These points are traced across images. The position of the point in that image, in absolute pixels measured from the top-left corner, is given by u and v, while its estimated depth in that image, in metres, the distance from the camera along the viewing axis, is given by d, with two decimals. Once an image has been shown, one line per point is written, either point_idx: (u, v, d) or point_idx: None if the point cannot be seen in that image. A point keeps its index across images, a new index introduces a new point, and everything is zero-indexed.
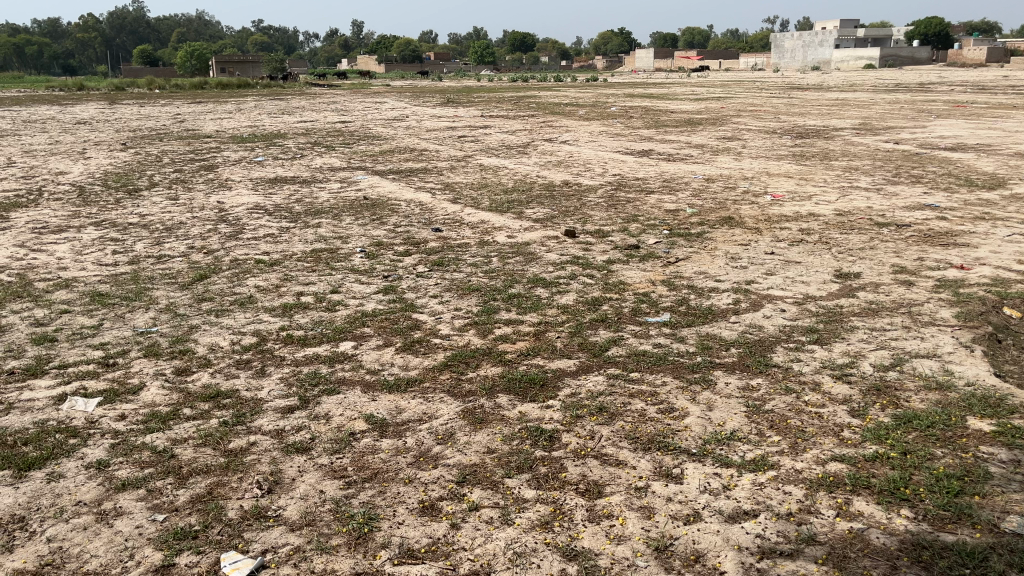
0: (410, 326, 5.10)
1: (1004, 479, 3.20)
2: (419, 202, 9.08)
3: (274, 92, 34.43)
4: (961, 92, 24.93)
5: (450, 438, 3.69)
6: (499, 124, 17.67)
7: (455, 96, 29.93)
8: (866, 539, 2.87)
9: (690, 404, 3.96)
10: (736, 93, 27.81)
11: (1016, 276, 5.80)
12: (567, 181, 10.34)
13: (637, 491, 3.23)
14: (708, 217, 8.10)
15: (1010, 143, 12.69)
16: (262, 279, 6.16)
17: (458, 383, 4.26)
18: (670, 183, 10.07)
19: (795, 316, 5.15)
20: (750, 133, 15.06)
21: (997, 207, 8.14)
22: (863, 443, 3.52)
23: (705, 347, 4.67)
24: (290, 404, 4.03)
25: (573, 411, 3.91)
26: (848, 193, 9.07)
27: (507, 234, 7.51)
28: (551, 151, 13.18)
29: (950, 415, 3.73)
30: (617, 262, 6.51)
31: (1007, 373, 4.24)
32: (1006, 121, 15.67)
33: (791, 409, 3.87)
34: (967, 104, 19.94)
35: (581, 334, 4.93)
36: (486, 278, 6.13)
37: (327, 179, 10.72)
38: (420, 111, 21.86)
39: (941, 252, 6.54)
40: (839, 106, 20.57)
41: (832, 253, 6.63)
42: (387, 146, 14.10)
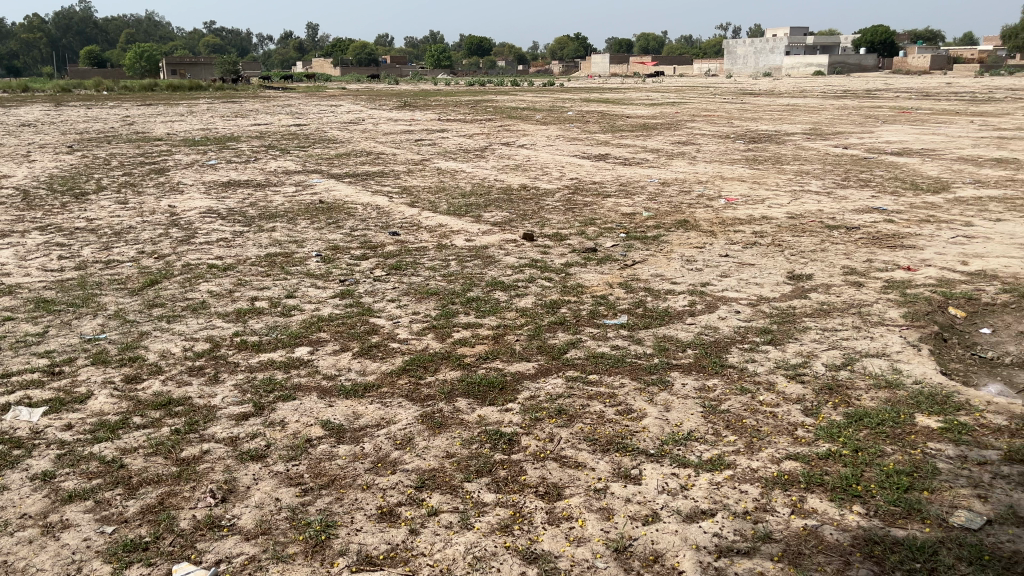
0: (368, 330, 5.06)
1: (951, 474, 3.28)
2: (376, 206, 9.02)
3: (227, 94, 33.99)
4: (906, 98, 25.62)
5: (409, 443, 3.66)
6: (456, 128, 17.66)
7: (411, 99, 29.89)
8: (820, 536, 2.92)
9: (647, 405, 3.99)
10: (691, 98, 28.21)
11: (960, 277, 5.96)
12: (525, 184, 10.37)
13: (595, 493, 3.24)
14: (664, 220, 8.19)
15: (954, 147, 13.07)
16: (215, 284, 6.05)
17: (416, 387, 4.24)
18: (627, 186, 10.16)
19: (749, 317, 5.23)
20: (704, 137, 15.29)
21: (941, 210, 8.38)
22: (816, 441, 3.59)
23: (662, 349, 4.72)
24: (245, 411, 3.96)
25: (532, 414, 3.91)
26: (799, 197, 9.25)
27: (464, 237, 7.50)
28: (509, 155, 13.21)
29: (899, 412, 3.82)
30: (575, 265, 6.54)
31: (952, 371, 4.37)
32: (949, 126, 16.16)
33: (747, 409, 3.93)
34: (912, 110, 20.49)
35: (540, 337, 4.94)
36: (444, 281, 6.10)
37: (282, 183, 10.59)
38: (377, 115, 21.75)
39: (889, 253, 6.71)
40: (790, 112, 21.03)
41: (785, 255, 6.75)
42: (343, 150, 13.98)
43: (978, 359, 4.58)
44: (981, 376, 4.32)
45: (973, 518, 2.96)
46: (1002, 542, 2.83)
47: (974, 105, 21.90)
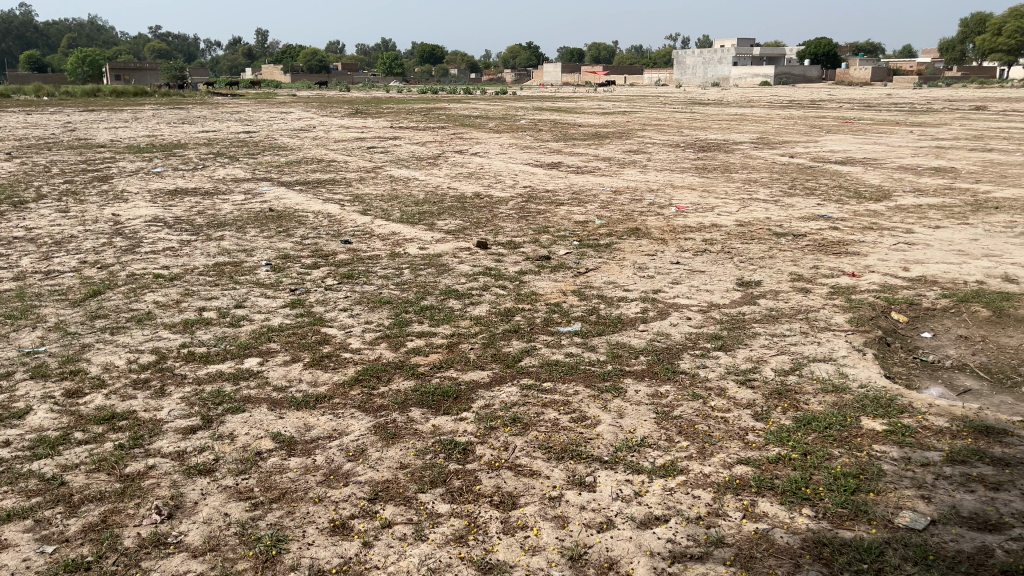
0: (319, 340, 4.99)
1: (896, 476, 3.36)
2: (327, 214, 8.93)
3: (173, 100, 33.37)
4: (850, 109, 26.38)
5: (361, 454, 3.62)
6: (408, 136, 17.58)
7: (362, 106, 29.76)
8: (771, 539, 2.96)
9: (601, 412, 4.01)
10: (642, 108, 28.58)
11: (902, 283, 6.13)
12: (478, 193, 10.36)
13: (550, 501, 3.24)
14: (616, 228, 8.27)
15: (895, 157, 13.45)
16: (161, 294, 5.91)
17: (369, 398, 4.19)
18: (580, 194, 10.23)
19: (700, 323, 5.29)
20: (655, 146, 15.49)
21: (883, 217, 8.62)
22: (767, 446, 3.64)
23: (615, 355, 4.75)
24: (192, 425, 3.87)
25: (487, 422, 3.90)
26: (747, 205, 9.42)
27: (418, 245, 7.47)
28: (462, 162, 13.20)
29: (845, 415, 3.91)
30: (528, 273, 6.56)
31: (896, 375, 4.49)
32: (890, 136, 16.64)
33: (699, 414, 3.97)
34: (855, 120, 21.04)
35: (494, 345, 4.93)
36: (397, 290, 6.06)
37: (230, 191, 10.40)
38: (328, 122, 21.54)
39: (834, 260, 6.86)
40: (738, 122, 21.42)
41: (734, 262, 6.86)
42: (293, 157, 13.81)
43: (920, 362, 4.71)
44: (923, 379, 4.45)
45: (917, 519, 3.03)
46: (945, 542, 2.90)
47: (913, 116, 22.60)
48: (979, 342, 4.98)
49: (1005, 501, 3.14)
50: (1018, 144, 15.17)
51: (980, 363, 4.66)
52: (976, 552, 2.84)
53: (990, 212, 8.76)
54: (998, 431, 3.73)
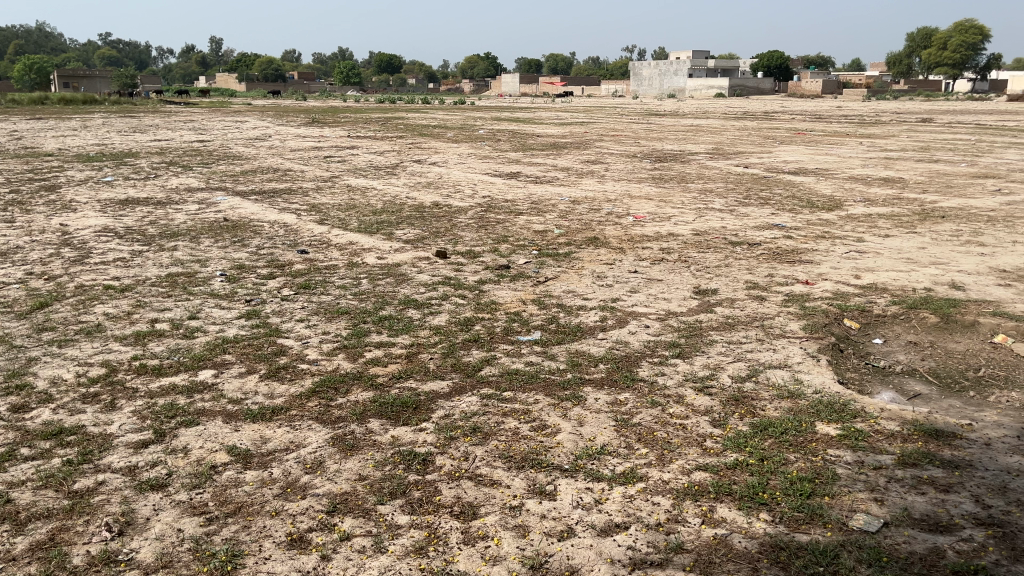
0: (276, 352, 4.92)
1: (850, 479, 3.42)
2: (284, 224, 8.82)
3: (123, 108, 32.86)
4: (801, 121, 26.96)
5: (319, 467, 3.57)
6: (366, 145, 17.48)
7: (319, 115, 29.52)
8: (729, 544, 2.99)
9: (561, 420, 4.02)
10: (600, 119, 28.86)
11: (854, 290, 6.27)
12: (437, 202, 10.34)
13: (511, 511, 3.23)
14: (575, 237, 8.32)
15: (845, 167, 13.77)
16: (111, 306, 5.77)
17: (327, 409, 4.14)
18: (539, 204, 10.27)
19: (658, 331, 5.34)
20: (612, 156, 15.63)
21: (835, 226, 8.80)
22: (724, 451, 3.68)
23: (575, 364, 4.77)
24: (144, 439, 3.78)
25: (446, 433, 3.88)
26: (703, 214, 9.55)
27: (376, 255, 7.41)
28: (421, 172, 13.16)
29: (801, 421, 3.97)
30: (488, 282, 6.55)
31: (849, 381, 4.58)
32: (840, 147, 17.03)
33: (657, 422, 4.00)
34: (807, 132, 21.48)
35: (453, 355, 4.91)
36: (355, 300, 6.01)
37: (184, 200, 10.22)
38: (284, 131, 21.32)
39: (788, 268, 6.98)
40: (693, 133, 21.73)
41: (691, 271, 6.94)
42: (249, 166, 13.63)
43: (872, 368, 4.82)
44: (875, 385, 4.55)
45: (871, 521, 3.09)
46: (898, 543, 2.96)
47: (863, 127, 23.18)
48: (928, 348, 5.10)
49: (955, 503, 3.21)
50: (963, 154, 15.64)
51: (928, 368, 4.78)
52: (927, 553, 2.90)
53: (937, 221, 9.01)
54: (947, 434, 3.83)
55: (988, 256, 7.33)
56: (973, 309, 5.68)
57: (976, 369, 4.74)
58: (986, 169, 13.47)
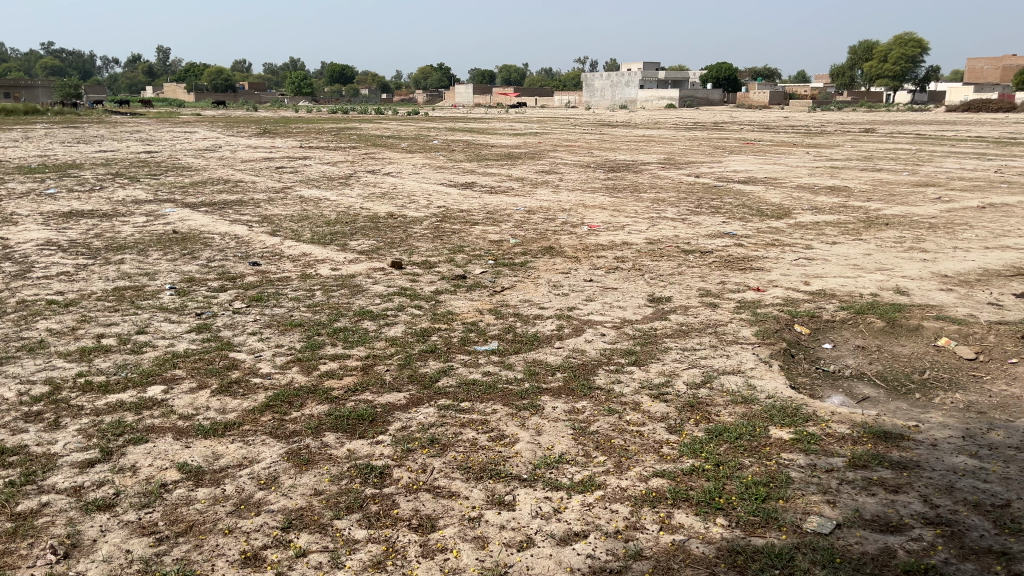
0: (227, 366, 4.82)
1: (803, 482, 3.48)
2: (235, 235, 8.68)
3: (67, 118, 32.20)
4: (750, 131, 27.42)
5: (274, 482, 3.50)
6: (319, 156, 17.30)
7: (271, 125, 29.21)
8: (687, 550, 3.01)
9: (519, 430, 4.01)
10: (554, 129, 28.99)
11: (804, 296, 6.40)
12: (391, 212, 10.27)
13: (470, 522, 3.21)
14: (530, 247, 8.33)
15: (793, 176, 14.06)
16: (55, 321, 5.60)
17: (281, 424, 4.07)
18: (494, 214, 10.27)
19: (614, 339, 5.38)
20: (566, 166, 15.71)
21: (784, 234, 8.98)
22: (681, 457, 3.72)
23: (532, 373, 4.77)
24: (91, 457, 3.67)
25: (404, 445, 3.84)
26: (656, 223, 9.66)
27: (330, 266, 7.33)
28: (375, 182, 13.07)
29: (755, 426, 4.03)
30: (444, 293, 6.53)
31: (800, 385, 4.67)
32: (788, 157, 17.39)
33: (614, 429, 4.02)
34: (756, 141, 21.91)
35: (410, 366, 4.88)
36: (309, 312, 5.93)
37: (130, 212, 9.98)
38: (235, 142, 21.01)
39: (740, 276, 7.09)
40: (645, 143, 22.01)
41: (645, 279, 7.01)
42: (198, 178, 13.38)
43: (822, 372, 4.92)
44: (825, 389, 4.65)
45: (824, 523, 3.14)
46: (851, 544, 3.02)
47: (809, 137, 23.72)
48: (875, 352, 5.23)
49: (904, 503, 3.29)
50: (905, 163, 16.09)
51: (877, 372, 4.90)
52: (879, 553, 2.96)
53: (881, 228, 9.26)
54: (894, 436, 3.92)
55: (930, 261, 7.56)
56: (918, 313, 5.84)
57: (921, 371, 4.87)
58: (926, 177, 13.88)
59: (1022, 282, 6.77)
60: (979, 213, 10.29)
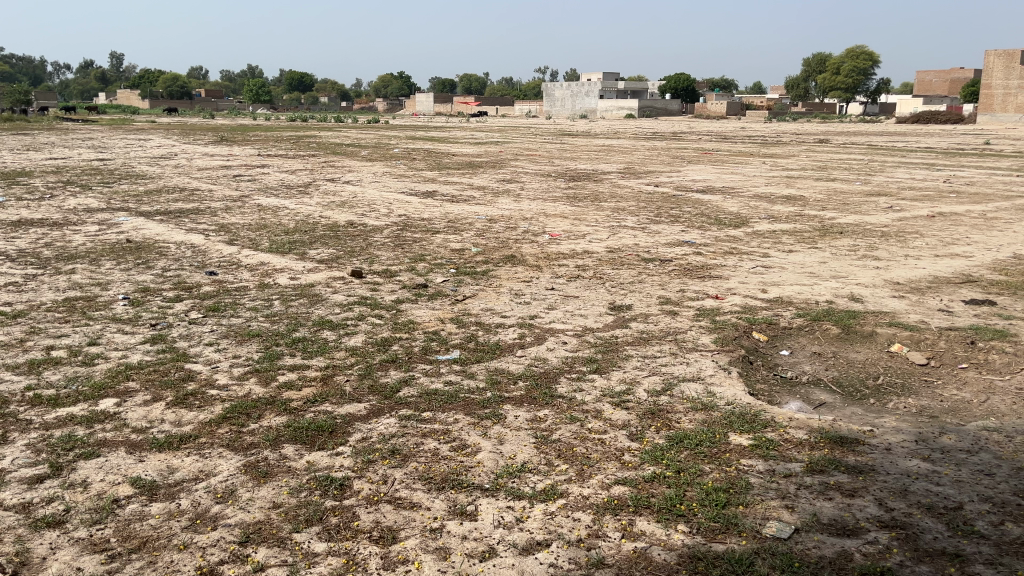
0: (183, 377, 4.73)
1: (763, 488, 3.52)
2: (191, 244, 8.54)
3: (18, 125, 31.44)
4: (708, 141, 27.83)
5: (231, 496, 3.43)
6: (278, 164, 17.09)
7: (227, 133, 28.78)
8: (649, 557, 3.02)
9: (481, 439, 4.00)
10: (515, 138, 29.08)
11: (762, 303, 6.50)
12: (351, 221, 10.20)
13: (431, 533, 3.18)
14: (492, 255, 8.33)
15: (750, 186, 14.27)
16: (3, 333, 5.44)
17: (239, 436, 3.99)
18: (455, 223, 10.26)
19: (575, 347, 5.39)
20: (527, 175, 15.75)
21: (742, 243, 9.11)
22: (642, 465, 3.73)
23: (494, 382, 4.76)
24: (39, 473, 3.56)
25: (364, 456, 3.80)
26: (617, 232, 9.72)
27: (288, 276, 7.24)
28: (334, 191, 12.95)
29: (715, 432, 4.06)
30: (405, 302, 6.50)
31: (759, 392, 4.73)
32: (745, 167, 17.66)
33: (576, 437, 4.03)
34: (714, 152, 22.23)
35: (371, 376, 4.83)
36: (267, 322, 5.85)
37: (82, 221, 9.75)
38: (191, 149, 20.67)
39: (699, 284, 7.18)
40: (605, 152, 22.17)
41: (606, 287, 7.06)
42: (153, 186, 13.14)
43: (780, 379, 4.99)
44: (782, 395, 4.72)
45: (783, 528, 3.18)
46: (809, 548, 3.06)
47: (766, 147, 24.14)
48: (831, 358, 5.32)
49: (860, 507, 3.34)
50: (858, 173, 16.46)
51: (832, 377, 4.98)
52: (836, 557, 3.00)
53: (836, 237, 9.44)
54: (850, 441, 3.99)
55: (882, 269, 7.73)
56: (871, 320, 5.97)
57: (875, 377, 4.97)
58: (878, 187, 14.20)
59: (971, 288, 6.96)
60: (929, 221, 10.56)
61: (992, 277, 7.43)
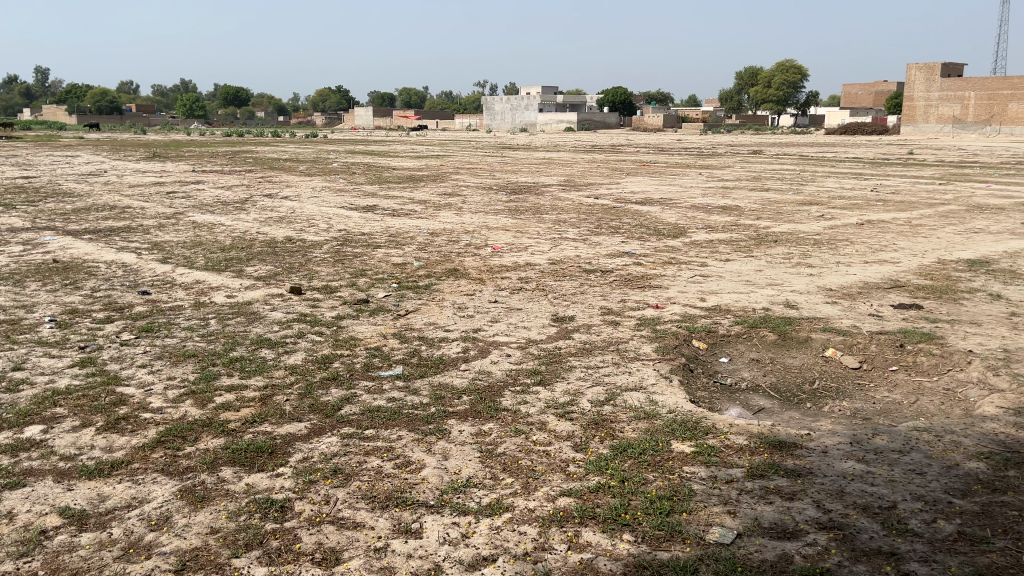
0: (114, 401, 4.57)
1: (705, 494, 3.56)
2: (122, 264, 8.29)
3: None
4: (646, 153, 28.31)
5: (166, 522, 3.32)
6: (213, 180, 16.73)
7: (160, 149, 28.11)
8: (595, 568, 3.03)
9: (425, 455, 3.96)
10: (456, 152, 29.09)
11: (701, 312, 6.61)
12: (290, 237, 10.05)
13: (376, 553, 3.13)
14: (433, 269, 8.29)
15: (687, 197, 14.53)
16: None
17: (174, 460, 3.88)
18: (396, 237, 10.19)
19: (519, 360, 5.39)
20: (468, 189, 15.75)
21: (681, 252, 9.26)
22: (587, 476, 3.75)
23: (438, 397, 4.72)
24: None
25: (305, 477, 3.72)
26: (558, 244, 9.78)
27: (225, 294, 7.09)
28: (272, 207, 12.74)
29: (658, 440, 4.11)
30: (347, 318, 6.41)
31: (700, 400, 4.80)
32: (682, 178, 17.99)
33: (521, 450, 4.03)
34: (651, 164, 22.60)
35: (311, 394, 4.74)
36: (203, 342, 5.70)
37: (6, 242, 9.39)
38: (121, 166, 20.09)
39: (639, 294, 7.26)
40: (546, 165, 22.32)
41: (549, 299, 7.09)
42: (81, 204, 12.73)
43: (720, 386, 5.07)
44: (723, 402, 4.80)
45: (725, 534, 3.22)
46: (751, 552, 3.10)
47: (701, 159, 24.66)
48: (769, 364, 5.44)
49: (799, 510, 3.41)
50: (790, 183, 16.91)
51: (770, 383, 5.09)
52: (777, 560, 3.05)
53: (771, 245, 9.67)
54: (788, 445, 4.07)
55: (816, 276, 7.94)
56: (807, 326, 6.12)
57: (811, 382, 5.09)
58: (810, 196, 14.63)
59: (899, 293, 7.21)
60: (858, 229, 10.91)
61: (918, 282, 7.71)
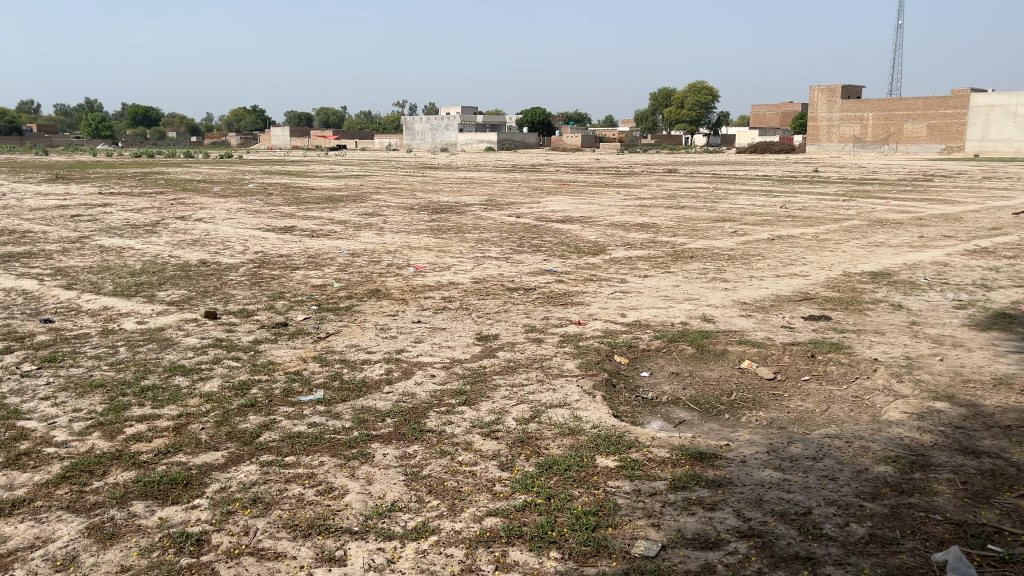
0: (15, 436, 4.32)
1: (630, 508, 3.60)
2: (23, 291, 7.89)
3: None
4: (565, 171, 28.71)
5: (72, 562, 3.16)
6: (121, 202, 16.12)
7: (63, 171, 27.01)
8: None
9: (349, 480, 3.88)
10: (376, 172, 28.87)
11: (622, 327, 6.73)
12: (204, 260, 9.76)
13: None
14: (354, 290, 8.18)
15: (606, 215, 14.79)
16: None
17: (80, 496, 3.69)
18: (316, 258, 10.02)
19: (443, 380, 5.36)
20: (389, 209, 15.62)
21: (601, 269, 9.41)
22: (513, 494, 3.74)
23: (361, 421, 4.63)
24: None
25: (223, 508, 3.60)
26: (481, 263, 9.80)
27: (135, 320, 6.82)
28: (185, 229, 12.35)
29: (582, 456, 4.14)
30: (264, 342, 6.26)
31: (622, 414, 4.86)
32: (600, 196, 18.35)
33: (447, 471, 3.99)
34: (571, 182, 22.95)
35: (229, 422, 4.60)
36: (112, 371, 5.46)
37: None
38: (20, 189, 19.15)
39: (562, 310, 7.34)
40: (467, 184, 22.36)
41: (472, 318, 7.08)
42: None
43: (641, 400, 5.15)
44: (645, 416, 4.88)
45: (651, 546, 3.26)
46: (675, 564, 3.15)
47: (619, 177, 25.18)
48: (688, 377, 5.56)
49: (720, 519, 3.49)
50: (704, 200, 17.46)
51: (690, 396, 5.21)
52: (700, 570, 3.11)
53: (687, 261, 9.92)
54: (708, 456, 4.16)
55: (730, 290, 8.19)
56: (723, 338, 6.30)
57: (728, 393, 5.22)
58: (723, 213, 15.12)
59: (809, 305, 7.50)
60: (769, 244, 11.32)
61: (826, 293, 8.04)
